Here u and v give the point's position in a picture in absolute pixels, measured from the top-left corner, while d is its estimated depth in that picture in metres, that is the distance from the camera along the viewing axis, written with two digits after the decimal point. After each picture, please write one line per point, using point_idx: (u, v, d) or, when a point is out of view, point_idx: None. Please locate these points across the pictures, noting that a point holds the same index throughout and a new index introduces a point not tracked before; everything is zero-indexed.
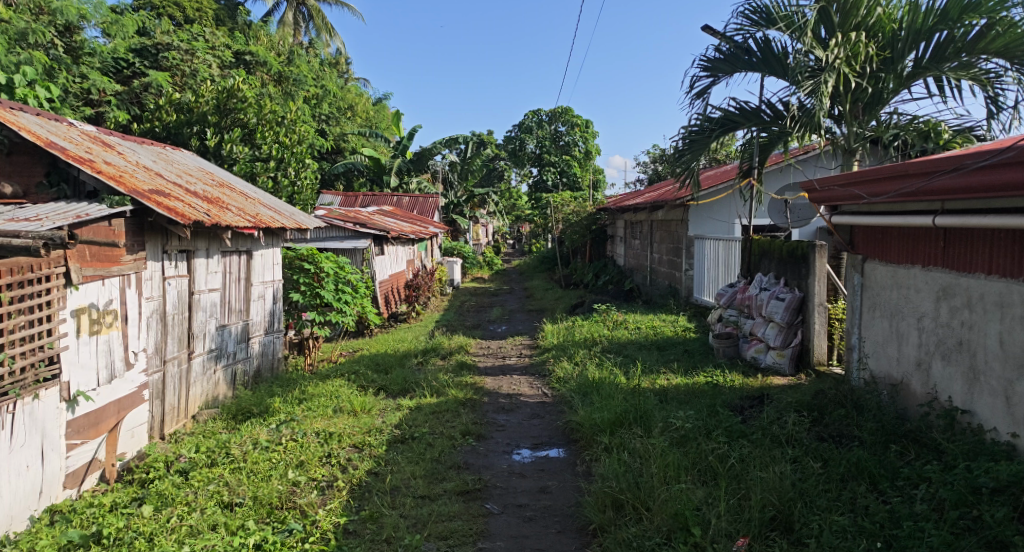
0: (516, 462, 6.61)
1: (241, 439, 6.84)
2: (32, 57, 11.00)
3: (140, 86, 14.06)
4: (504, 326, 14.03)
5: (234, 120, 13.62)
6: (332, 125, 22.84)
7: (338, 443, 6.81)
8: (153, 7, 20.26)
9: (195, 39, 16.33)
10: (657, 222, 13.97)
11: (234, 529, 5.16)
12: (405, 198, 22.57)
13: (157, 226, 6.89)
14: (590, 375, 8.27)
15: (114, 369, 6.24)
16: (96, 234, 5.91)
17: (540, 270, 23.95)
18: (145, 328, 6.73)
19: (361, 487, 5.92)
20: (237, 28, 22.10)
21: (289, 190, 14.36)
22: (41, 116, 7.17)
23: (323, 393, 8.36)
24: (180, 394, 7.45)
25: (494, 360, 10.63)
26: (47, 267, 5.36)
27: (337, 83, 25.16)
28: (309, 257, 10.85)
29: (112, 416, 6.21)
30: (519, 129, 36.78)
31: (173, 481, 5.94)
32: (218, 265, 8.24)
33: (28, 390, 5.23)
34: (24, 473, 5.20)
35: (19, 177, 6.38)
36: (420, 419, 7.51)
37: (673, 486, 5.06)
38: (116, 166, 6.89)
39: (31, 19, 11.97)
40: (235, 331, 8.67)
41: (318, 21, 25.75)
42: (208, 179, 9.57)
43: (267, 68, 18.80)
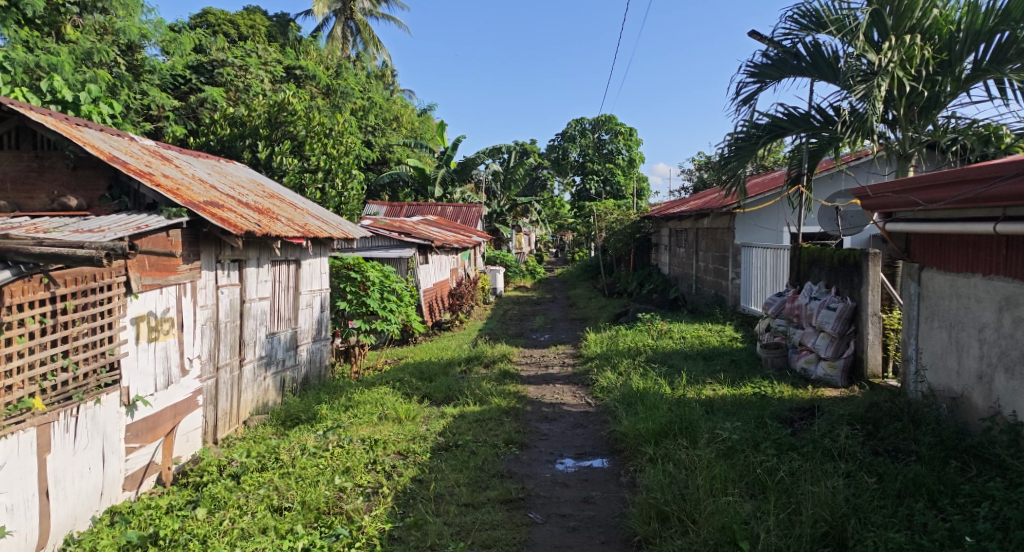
0: (559, 471, 6.61)
1: (290, 445, 6.99)
2: (97, 75, 11.47)
3: (196, 101, 14.56)
4: (547, 335, 14.06)
5: (285, 133, 13.93)
6: (379, 136, 23.22)
7: (383, 450, 6.91)
8: (209, 25, 20.93)
9: (247, 55, 16.81)
10: (702, 230, 13.85)
11: (284, 533, 5.28)
12: (449, 208, 22.80)
13: (211, 236, 7.10)
14: (634, 385, 8.22)
15: (170, 374, 6.44)
16: (154, 244, 6.13)
17: (584, 278, 23.91)
18: (199, 335, 6.93)
19: (405, 494, 6.00)
20: (288, 44, 22.65)
21: (337, 201, 14.70)
22: (104, 132, 7.47)
23: (369, 400, 8.48)
24: (231, 399, 7.65)
25: (537, 369, 10.66)
26: (109, 276, 5.58)
27: (383, 95, 25.57)
28: (355, 266, 11.08)
29: (168, 420, 6.42)
30: (562, 139, 36.91)
31: (226, 485, 6.09)
32: (268, 274, 8.45)
33: (91, 395, 5.42)
34: (87, 475, 5.40)
35: (83, 191, 6.58)
36: (463, 427, 7.57)
37: (720, 499, 5.00)
38: (173, 179, 7.14)
39: (95, 38, 12.46)
40: (284, 338, 8.87)
41: (365, 35, 26.27)
42: (259, 191, 9.83)
43: (316, 81, 19.24)
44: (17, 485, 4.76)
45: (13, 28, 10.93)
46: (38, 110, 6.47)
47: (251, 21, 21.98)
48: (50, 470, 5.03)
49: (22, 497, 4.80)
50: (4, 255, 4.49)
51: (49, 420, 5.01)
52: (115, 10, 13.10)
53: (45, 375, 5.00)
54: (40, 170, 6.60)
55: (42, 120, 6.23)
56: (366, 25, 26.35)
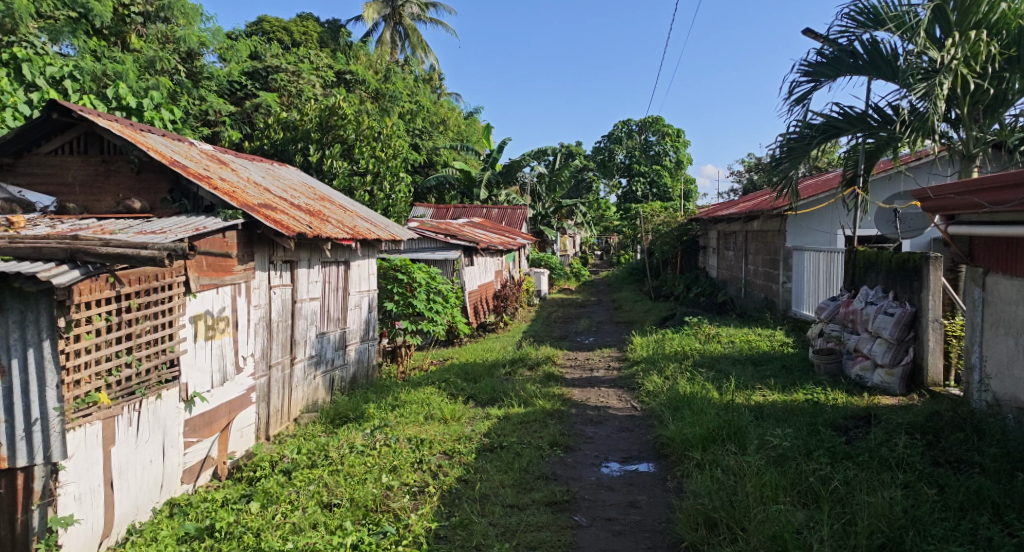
0: (604, 475, 6.60)
1: (339, 443, 7.13)
2: (159, 82, 11.87)
3: (251, 106, 14.94)
4: (591, 338, 14.02)
5: (335, 136, 14.20)
6: (426, 139, 23.45)
7: (429, 449, 6.99)
8: (264, 32, 21.46)
9: (300, 61, 17.18)
10: (752, 233, 13.65)
11: (333, 529, 5.39)
12: (494, 210, 22.92)
13: (264, 238, 7.28)
14: (681, 389, 8.15)
15: (226, 372, 6.64)
16: (212, 245, 6.33)
17: (629, 281, 23.75)
18: (253, 334, 7.13)
19: (451, 494, 6.07)
20: (339, 49, 23.08)
21: (385, 203, 14.91)
22: (166, 137, 7.76)
23: (415, 400, 8.59)
24: (283, 397, 7.84)
25: (582, 372, 10.64)
26: (170, 276, 5.76)
27: (431, 98, 25.83)
28: (402, 267, 11.24)
29: (224, 416, 6.61)
30: (609, 141, 36.80)
31: (278, 480, 6.25)
32: (319, 275, 8.63)
33: (152, 390, 5.61)
34: (148, 467, 5.60)
35: (146, 194, 6.82)
36: (508, 429, 7.60)
37: (770, 507, 4.94)
38: (229, 182, 7.35)
39: (158, 47, 12.90)
40: (333, 338, 9.05)
41: (413, 39, 26.58)
42: (310, 193, 10.04)
43: (365, 86, 19.55)
44: (85, 475, 4.97)
45: (82, 38, 11.41)
46: (104, 116, 6.75)
47: (304, 27, 22.53)
48: (114, 462, 5.23)
49: (89, 487, 5.00)
50: (73, 254, 4.68)
51: (114, 413, 5.21)
52: (177, 18, 13.57)
53: (111, 370, 5.18)
54: (107, 174, 6.86)
55: (109, 127, 6.50)
56: (415, 29, 26.68)
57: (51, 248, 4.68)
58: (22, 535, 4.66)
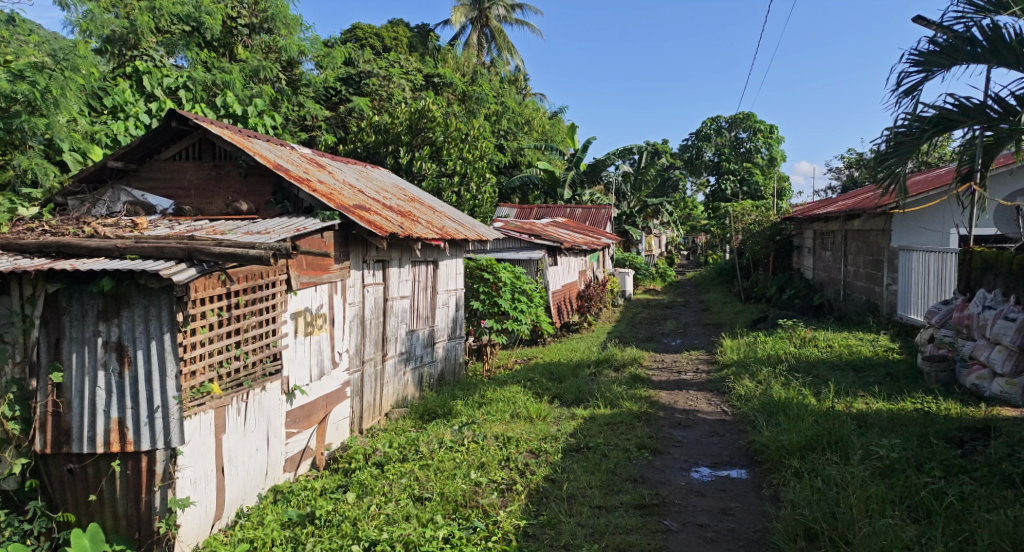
0: (694, 480, 6.50)
1: (428, 438, 7.29)
2: (262, 90, 12.45)
3: (345, 111, 15.47)
4: (679, 339, 13.78)
5: (424, 139, 14.55)
6: (511, 140, 23.61)
7: (516, 447, 7.07)
8: (357, 39, 22.21)
9: (391, 65, 17.65)
10: (852, 232, 13.11)
11: (425, 521, 5.53)
12: (578, 210, 22.87)
13: (359, 238, 7.52)
14: (775, 394, 7.92)
15: (323, 367, 6.91)
16: (311, 245, 6.58)
17: (717, 282, 23.18)
18: (348, 331, 7.39)
19: (539, 492, 6.11)
20: (427, 53, 23.54)
21: (471, 204, 15.13)
22: (270, 142, 8.17)
23: (501, 398, 8.69)
24: (375, 392, 8.10)
25: (669, 374, 10.48)
26: (274, 274, 6.00)
27: (517, 99, 25.98)
28: (488, 267, 11.36)
29: (321, 409, 6.89)
30: (697, 138, 36.03)
31: (372, 473, 6.45)
32: (409, 274, 8.87)
33: (258, 382, 5.84)
34: (255, 455, 5.87)
35: (252, 197, 7.18)
36: (595, 429, 7.59)
37: (877, 520, 4.75)
38: (327, 184, 7.67)
39: (261, 57, 13.54)
40: (422, 335, 9.27)
41: (500, 41, 26.82)
42: (401, 194, 10.36)
43: (452, 88, 19.82)
44: (199, 460, 5.24)
45: (195, 50, 12.17)
46: (215, 124, 7.16)
47: (395, 33, 23.13)
48: (224, 449, 5.50)
49: (203, 471, 5.28)
50: (191, 254, 4.99)
51: (225, 403, 5.47)
52: (279, 29, 14.07)
53: (222, 362, 5.43)
54: (218, 178, 7.25)
55: (220, 133, 6.91)
56: (501, 31, 26.89)
57: (171, 247, 4.99)
58: (147, 515, 5.02)
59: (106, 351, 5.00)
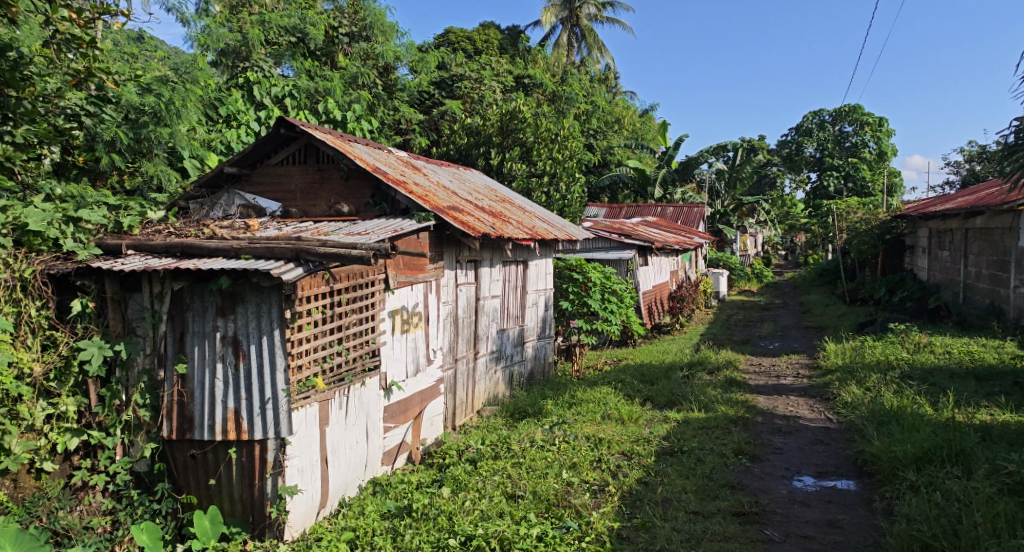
0: (797, 489, 6.29)
1: (519, 436, 7.36)
2: (360, 96, 12.90)
3: (438, 114, 15.81)
4: (777, 343, 13.33)
5: (515, 140, 14.68)
6: (600, 139, 23.51)
7: (608, 449, 7.04)
8: (450, 43, 22.68)
9: (482, 68, 17.87)
10: (973, 230, 12.34)
11: (518, 519, 5.59)
12: (670, 209, 22.52)
13: (452, 239, 7.68)
14: (885, 402, 7.55)
15: (419, 364, 7.10)
16: (408, 245, 6.78)
17: (818, 283, 22.25)
18: (442, 329, 7.56)
19: (632, 495, 6.08)
20: (518, 55, 23.70)
21: (561, 203, 15.09)
22: (369, 146, 8.47)
23: (592, 399, 8.67)
24: (467, 390, 8.26)
25: (767, 378, 10.15)
26: (373, 273, 6.21)
27: (608, 98, 25.73)
28: (578, 267, 11.31)
29: (416, 404, 7.09)
30: (798, 134, 34.72)
31: (465, 468, 6.56)
32: (499, 274, 8.98)
33: (358, 377, 6.06)
34: (355, 447, 6.10)
35: (353, 199, 7.45)
36: (688, 433, 7.47)
37: (1005, 540, 4.49)
38: (422, 186, 7.87)
39: (360, 64, 14.02)
40: (513, 335, 9.37)
41: (590, 39, 26.69)
42: (492, 195, 10.52)
43: (542, 88, 19.84)
44: (306, 451, 5.49)
45: (300, 59, 12.76)
46: (320, 130, 7.48)
47: (486, 35, 23.42)
48: (328, 440, 5.74)
49: (309, 461, 5.53)
50: (298, 254, 5.23)
51: (329, 397, 5.69)
52: (376, 36, 14.52)
53: (326, 357, 5.67)
54: (321, 181, 7.56)
55: (324, 138, 7.21)
56: (592, 30, 26.74)
57: (280, 248, 5.25)
58: (259, 500, 5.32)
59: (224, 345, 5.33)
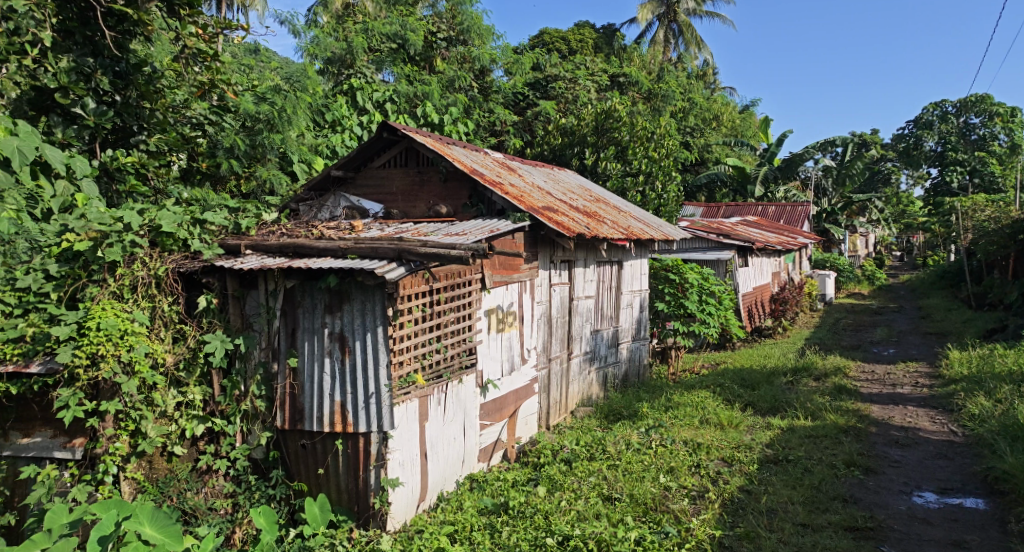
0: (918, 506, 5.97)
1: (615, 438, 7.31)
2: (457, 99, 13.16)
3: (532, 115, 15.98)
4: (892, 349, 12.64)
5: (610, 139, 14.60)
6: (698, 136, 22.64)
7: (707, 454, 6.90)
8: (544, 43, 22.83)
9: (577, 67, 17.82)
10: None
11: (615, 521, 5.57)
12: (771, 207, 21.85)
13: (548, 239, 7.73)
14: (1018, 416, 7.04)
15: (513, 363, 7.19)
16: (504, 246, 6.88)
17: (939, 287, 20.87)
18: (536, 328, 7.63)
19: (734, 503, 5.94)
20: (613, 54, 23.49)
21: (657, 203, 14.61)
22: (466, 148, 8.64)
23: (689, 403, 8.51)
24: (562, 390, 8.29)
25: (882, 387, 9.65)
26: (470, 273, 6.33)
27: (706, 94, 25.08)
28: (674, 268, 11.03)
29: (511, 403, 7.18)
30: (918, 127, 32.72)
31: (560, 468, 6.58)
32: (594, 274, 8.96)
33: (455, 374, 6.19)
34: (453, 443, 6.25)
35: (451, 200, 7.63)
36: (794, 442, 7.21)
37: None
38: (518, 187, 7.96)
39: (458, 67, 14.30)
40: (607, 335, 9.33)
41: (688, 35, 26.13)
42: (587, 195, 10.51)
43: (638, 86, 19.51)
44: (406, 445, 5.67)
45: (400, 65, 13.13)
46: (419, 133, 7.68)
47: (581, 35, 23.39)
48: (427, 435, 5.91)
49: (409, 456, 5.72)
50: (400, 254, 5.40)
51: (428, 393, 5.86)
52: (473, 40, 14.76)
53: (425, 354, 5.82)
54: (421, 183, 7.76)
55: (424, 141, 7.41)
56: (690, 25, 26.16)
57: (383, 248, 5.42)
58: (364, 491, 5.54)
59: (332, 341, 5.58)
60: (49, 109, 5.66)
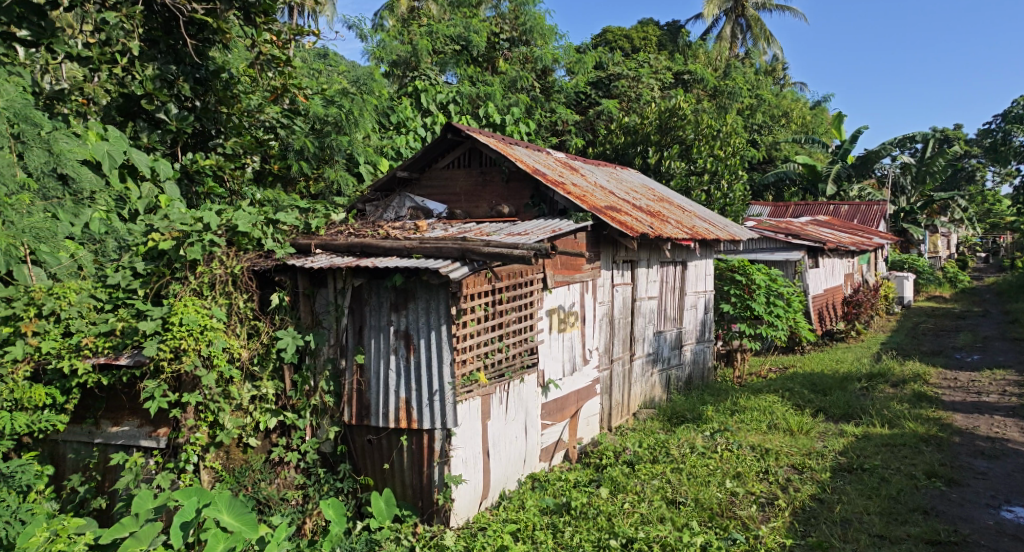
0: (1006, 521, 5.69)
1: (679, 441, 7.21)
2: (519, 99, 13.21)
3: (594, 114, 15.89)
4: (976, 356, 12.06)
5: (674, 137, 14.40)
6: (766, 134, 22.08)
7: (775, 460, 6.73)
8: (607, 42, 22.72)
9: (640, 65, 17.64)
10: None
11: (680, 526, 5.50)
12: (844, 206, 21.16)
13: (610, 239, 7.68)
14: None
15: (575, 363, 7.17)
16: (567, 246, 6.86)
17: None
18: (598, 328, 7.59)
19: (805, 512, 5.78)
20: (678, 50, 23.15)
21: (722, 202, 14.36)
22: (529, 148, 8.67)
23: (756, 407, 8.32)
24: (624, 391, 8.22)
25: (965, 395, 9.22)
26: (532, 273, 6.34)
27: (775, 90, 24.43)
28: (740, 269, 10.76)
29: (573, 403, 7.17)
30: (1006, 121, 31.10)
31: (623, 470, 6.52)
32: (657, 275, 8.85)
33: (517, 374, 6.22)
34: (515, 442, 6.27)
35: (513, 200, 7.66)
36: (870, 450, 6.97)
37: None
38: (580, 187, 7.93)
39: (520, 67, 14.35)
40: (670, 337, 9.20)
41: (756, 29, 25.51)
42: (650, 194, 10.39)
43: (703, 84, 19.07)
44: (469, 442, 5.72)
45: (463, 67, 13.26)
46: (483, 133, 7.74)
47: (645, 33, 23.14)
48: (489, 433, 5.95)
49: (472, 453, 5.77)
50: (464, 254, 5.46)
51: (490, 391, 5.90)
52: (536, 39, 14.75)
53: (488, 353, 5.86)
54: (484, 183, 7.81)
55: (487, 142, 7.46)
56: (758, 19, 25.53)
57: (447, 247, 5.49)
58: (428, 487, 5.62)
59: (397, 338, 5.68)
60: (135, 115, 5.96)
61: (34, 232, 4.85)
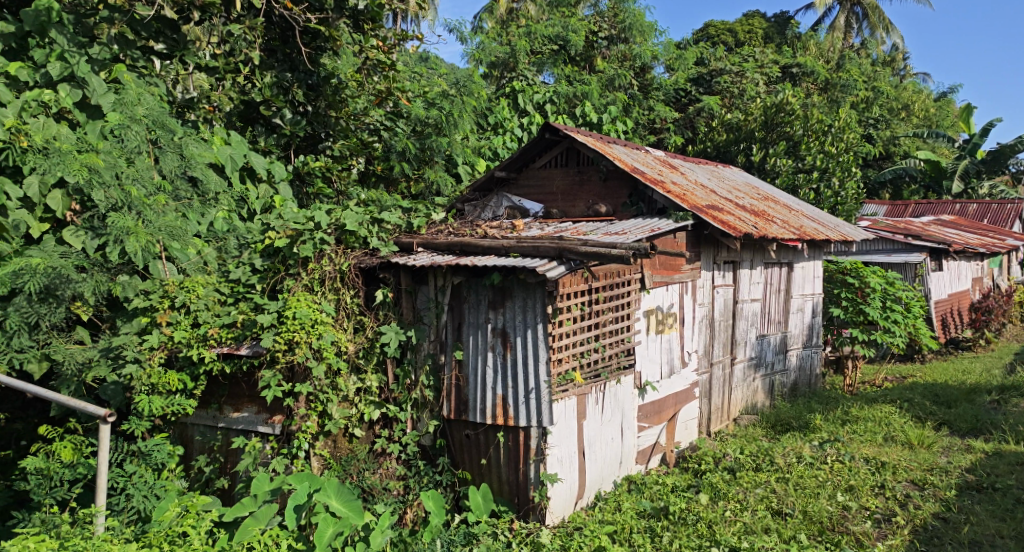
0: None
1: (785, 450, 6.94)
2: (616, 98, 13.10)
3: (694, 111, 15.50)
4: None
5: (781, 133, 13.88)
6: (883, 128, 20.86)
7: (892, 475, 6.37)
8: (710, 37, 22.18)
9: (745, 60, 17.08)
10: None
11: (787, 538, 5.31)
12: (972, 205, 19.72)
13: (711, 239, 7.50)
14: None
15: (673, 365, 7.04)
16: (666, 246, 6.75)
17: None
18: (697, 331, 7.42)
19: (927, 531, 5.44)
20: (785, 43, 22.26)
21: (833, 201, 13.70)
22: (627, 147, 8.60)
23: (870, 418, 7.89)
24: (724, 396, 8.00)
25: None
26: (630, 273, 6.27)
27: (894, 82, 23.06)
28: (852, 271, 10.17)
29: (671, 406, 7.04)
30: None
31: (724, 477, 6.35)
32: (760, 276, 8.55)
33: (614, 374, 6.17)
34: (611, 443, 6.23)
35: (610, 200, 7.59)
36: (1001, 468, 6.48)
37: None
38: (681, 186, 7.77)
39: (618, 66, 14.22)
40: (774, 341, 8.87)
41: (873, 18, 24.18)
42: (754, 193, 10.05)
43: (813, 77, 18.23)
44: (565, 441, 5.73)
45: (560, 66, 13.27)
46: (581, 133, 7.73)
47: (750, 26, 22.43)
48: (585, 433, 5.94)
49: (567, 452, 5.77)
50: (561, 253, 5.46)
51: (586, 391, 5.88)
52: (635, 37, 14.52)
53: (584, 353, 5.84)
54: (581, 182, 7.79)
55: (585, 141, 7.45)
56: (876, 7, 24.18)
57: (545, 246, 5.52)
58: (523, 484, 5.67)
59: (494, 336, 5.76)
60: (254, 120, 6.44)
61: (167, 231, 5.19)
